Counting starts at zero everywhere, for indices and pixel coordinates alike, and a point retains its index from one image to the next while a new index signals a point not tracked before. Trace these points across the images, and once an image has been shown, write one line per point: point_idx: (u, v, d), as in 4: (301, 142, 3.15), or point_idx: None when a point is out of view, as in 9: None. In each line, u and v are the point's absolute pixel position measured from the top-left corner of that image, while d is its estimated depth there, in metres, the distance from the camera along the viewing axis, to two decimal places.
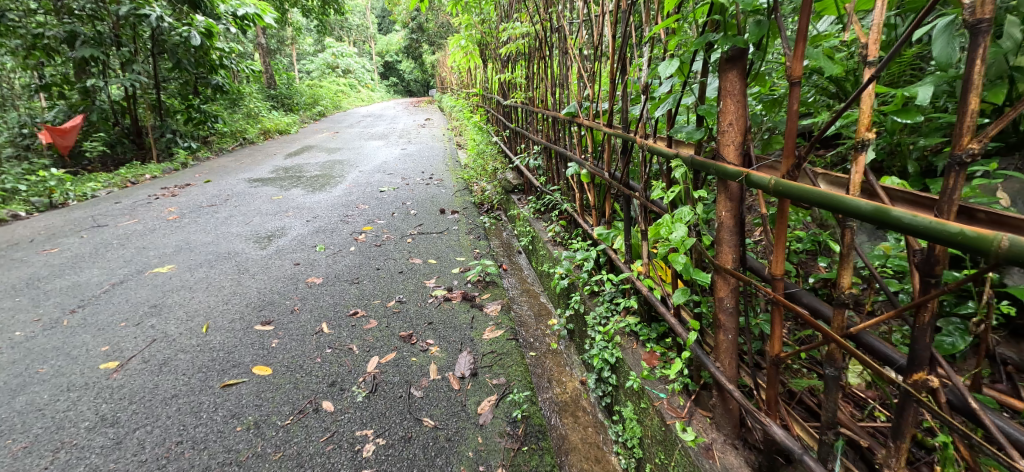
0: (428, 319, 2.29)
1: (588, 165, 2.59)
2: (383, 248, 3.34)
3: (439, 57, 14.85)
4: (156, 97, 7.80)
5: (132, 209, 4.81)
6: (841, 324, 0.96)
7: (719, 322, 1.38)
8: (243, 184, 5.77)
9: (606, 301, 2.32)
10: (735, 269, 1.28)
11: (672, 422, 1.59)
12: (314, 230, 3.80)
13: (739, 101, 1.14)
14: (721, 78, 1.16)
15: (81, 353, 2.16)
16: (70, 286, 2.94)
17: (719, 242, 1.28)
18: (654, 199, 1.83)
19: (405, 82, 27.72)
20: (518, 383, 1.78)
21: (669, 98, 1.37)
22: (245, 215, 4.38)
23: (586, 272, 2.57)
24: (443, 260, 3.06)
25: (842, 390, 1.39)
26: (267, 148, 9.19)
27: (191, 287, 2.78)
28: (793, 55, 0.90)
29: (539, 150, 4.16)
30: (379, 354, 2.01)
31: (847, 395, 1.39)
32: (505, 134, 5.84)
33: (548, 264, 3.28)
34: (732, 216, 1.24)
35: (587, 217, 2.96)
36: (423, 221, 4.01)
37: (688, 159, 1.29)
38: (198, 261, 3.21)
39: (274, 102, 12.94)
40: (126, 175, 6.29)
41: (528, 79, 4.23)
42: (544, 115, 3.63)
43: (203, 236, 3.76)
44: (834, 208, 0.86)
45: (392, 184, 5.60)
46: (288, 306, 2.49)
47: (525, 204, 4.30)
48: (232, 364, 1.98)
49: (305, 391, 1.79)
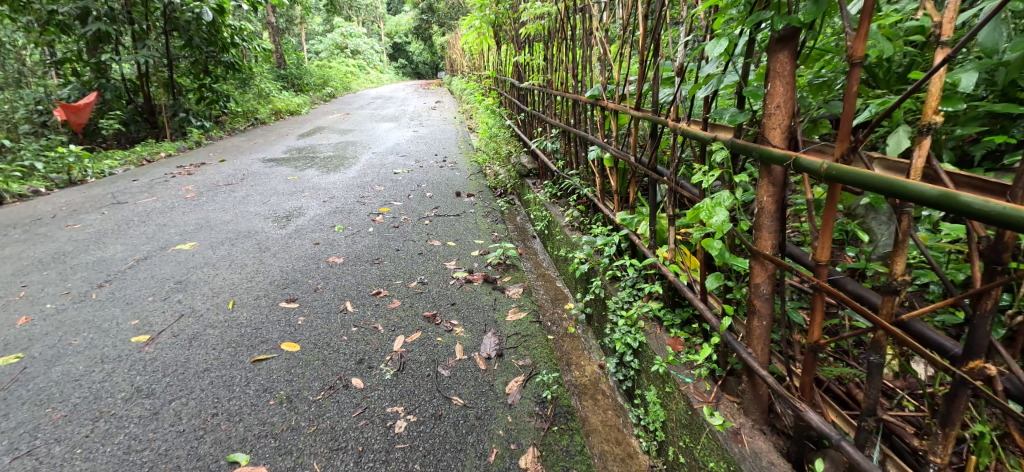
0: (451, 299, 2.31)
1: (612, 148, 2.57)
2: (401, 230, 3.35)
3: (450, 39, 14.74)
4: (168, 75, 7.80)
5: (150, 187, 4.84)
6: (891, 311, 0.95)
7: (753, 308, 1.39)
8: (257, 164, 5.79)
9: (628, 287, 2.34)
10: (774, 255, 1.29)
11: (700, 407, 1.60)
12: (332, 211, 3.82)
13: (788, 83, 1.15)
14: (770, 58, 1.16)
15: (112, 326, 2.19)
16: (95, 261, 2.97)
17: (759, 228, 1.30)
18: (685, 184, 1.84)
19: (414, 64, 27.45)
20: (545, 365, 1.80)
21: (713, 80, 1.37)
22: (262, 194, 4.40)
23: (607, 258, 2.58)
24: (462, 243, 3.06)
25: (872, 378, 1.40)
26: (279, 128, 9.20)
27: (214, 265, 2.81)
28: (856, 36, 0.90)
29: (557, 133, 4.13)
30: (404, 333, 2.03)
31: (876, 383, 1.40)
32: (520, 118, 5.79)
33: (567, 249, 3.29)
34: (774, 202, 1.25)
35: (608, 202, 2.95)
36: (439, 204, 4.02)
37: (730, 143, 1.30)
38: (220, 239, 3.23)
39: (284, 83, 12.93)
40: (141, 153, 6.31)
41: (546, 62, 4.18)
42: (564, 98, 3.60)
43: (222, 215, 3.79)
44: (895, 193, 0.86)
45: (406, 166, 5.59)
46: (311, 284, 2.51)
47: (540, 189, 4.31)
48: (261, 341, 2.00)
49: (334, 368, 1.81)
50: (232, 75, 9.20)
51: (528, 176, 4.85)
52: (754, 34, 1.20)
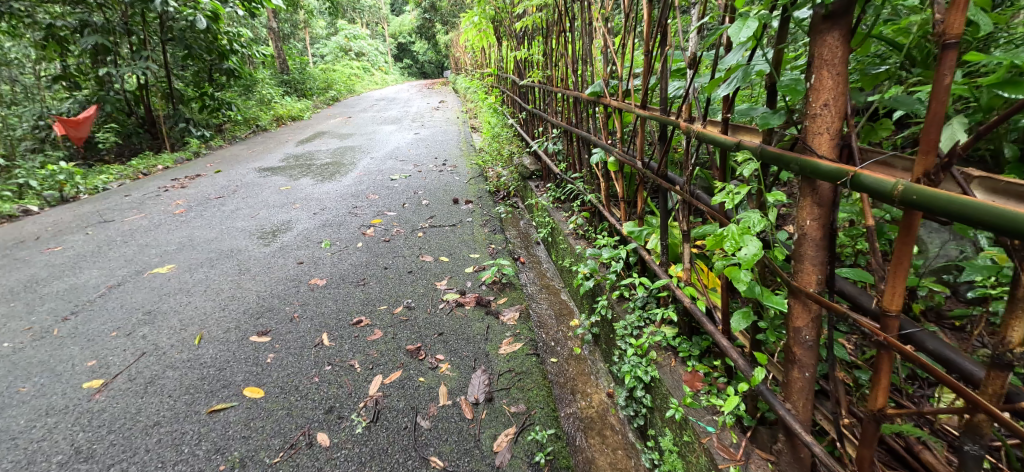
0: (439, 329, 2.07)
1: (617, 151, 2.33)
2: (392, 244, 3.11)
3: (452, 37, 14.53)
4: (167, 85, 7.64)
5: (141, 201, 4.64)
6: (996, 388, 0.76)
7: (793, 355, 1.17)
8: (252, 174, 5.58)
9: (638, 308, 2.11)
10: (818, 293, 1.07)
11: (726, 467, 1.38)
12: (321, 224, 3.58)
13: (839, 73, 0.94)
14: (815, 42, 0.95)
15: (66, 369, 1.96)
16: (67, 289, 2.72)
17: (800, 259, 1.09)
18: (701, 196, 1.63)
19: (418, 63, 27.15)
20: (542, 413, 1.54)
21: (735, 74, 1.12)
22: (252, 207, 4.17)
23: (614, 274, 2.33)
24: (456, 258, 2.82)
25: (932, 425, 1.22)
26: (278, 135, 9.01)
27: (189, 290, 2.55)
28: (952, 10, 0.71)
29: (559, 133, 3.85)
30: (384, 372, 1.79)
31: (936, 431, 1.22)
32: (521, 117, 5.53)
33: (572, 260, 3.03)
34: (820, 227, 1.04)
35: (614, 210, 2.69)
36: (436, 213, 3.77)
37: (761, 151, 1.09)
38: (200, 260, 2.97)
39: (286, 88, 12.74)
40: (138, 166, 6.13)
41: (546, 58, 3.91)
42: (564, 95, 3.33)
43: (207, 232, 3.52)
44: (1015, 230, 0.68)
45: (403, 171, 5.36)
46: (288, 312, 2.26)
47: (543, 193, 4.07)
48: (222, 385, 1.77)
49: (298, 420, 1.58)
50: (233, 82, 9.04)
51: (530, 179, 4.59)
52: (790, 10, 0.97)
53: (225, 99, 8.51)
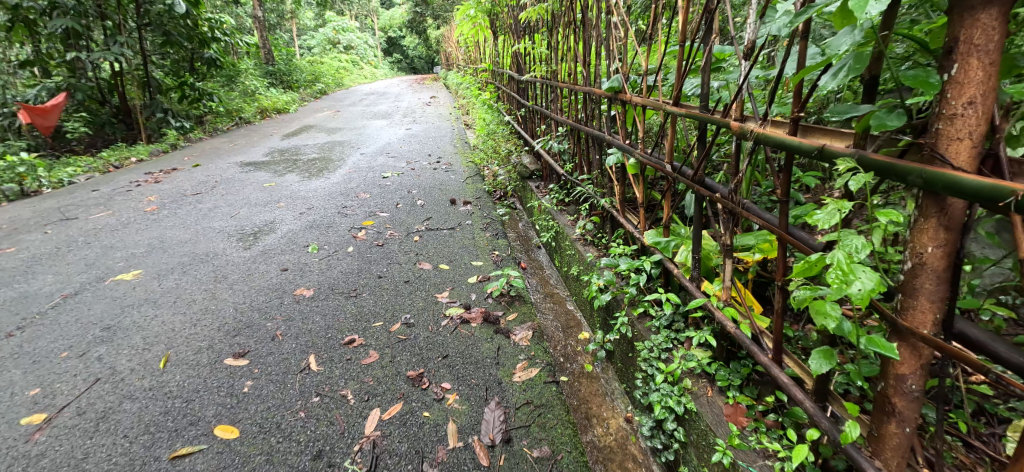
0: (443, 351, 1.84)
1: (638, 152, 2.13)
2: (386, 248, 2.86)
3: (445, 31, 14.25)
4: (144, 73, 7.24)
5: (109, 197, 4.30)
6: None
7: (890, 407, 0.96)
8: (234, 168, 5.27)
9: (664, 328, 1.91)
10: (935, 336, 0.86)
11: None
12: (308, 226, 3.31)
13: (990, 63, 0.73)
14: (959, 22, 0.74)
15: (3, 399, 1.68)
16: (15, 298, 2.42)
17: (912, 294, 0.87)
18: (753, 206, 1.42)
19: (408, 58, 26.68)
20: (570, 459, 1.35)
21: (844, 63, 0.92)
22: (231, 205, 3.88)
23: (634, 287, 2.13)
24: (457, 266, 2.59)
25: None
26: (262, 128, 8.65)
27: (156, 302, 2.29)
28: None
29: (564, 131, 3.63)
30: (382, 405, 1.56)
31: None
32: (519, 113, 5.30)
33: (581, 269, 2.82)
34: (944, 256, 0.83)
35: (630, 216, 2.48)
36: (432, 214, 3.53)
37: (865, 158, 0.87)
38: (171, 266, 2.70)
39: (272, 79, 12.31)
40: (109, 158, 5.75)
41: (550, 51, 3.69)
42: (571, 91, 3.12)
43: (180, 233, 3.23)
44: None
45: (395, 169, 5.09)
46: (270, 329, 2.01)
47: (546, 194, 3.85)
48: (190, 422, 1.52)
49: (281, 468, 1.34)
50: (215, 72, 8.65)
51: (531, 178, 4.37)
52: None
53: (207, 89, 8.12)
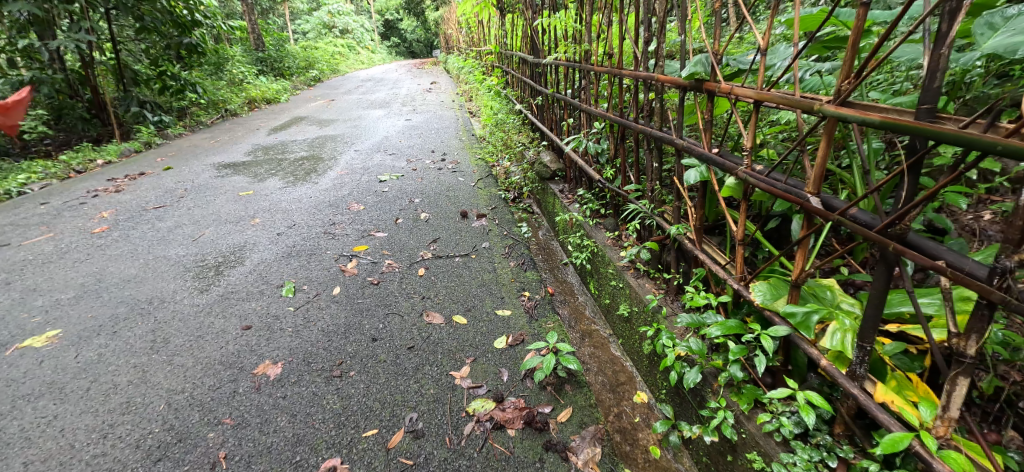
0: None
1: (742, 169, 1.46)
2: (383, 288, 2.21)
3: (445, 13, 13.35)
4: (116, 63, 6.50)
5: (57, 213, 3.63)
6: None
7: None
8: (209, 172, 4.58)
9: (797, 442, 1.30)
10: None
11: None
12: (286, 252, 2.64)
13: None
14: None
15: None
16: None
17: None
18: None
19: (407, 41, 25.16)
20: None
21: None
22: (197, 222, 3.22)
23: (736, 365, 1.49)
24: (477, 318, 1.94)
25: None
26: (251, 121, 7.92)
27: (62, 391, 1.63)
28: None
29: (601, 127, 2.95)
30: None
31: None
32: (535, 102, 4.58)
33: (634, 311, 2.17)
34: None
35: (708, 248, 1.83)
36: (440, 234, 2.86)
37: None
38: (99, 321, 2.02)
39: (262, 66, 11.47)
40: (70, 162, 5.07)
41: (582, 28, 2.99)
42: (616, 77, 2.44)
43: (126, 265, 2.57)
44: None
45: (394, 170, 4.39)
46: (211, 446, 1.37)
47: (575, 202, 3.19)
48: None
49: None
50: (196, 60, 7.88)
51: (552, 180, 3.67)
52: None
53: (190, 80, 7.37)
